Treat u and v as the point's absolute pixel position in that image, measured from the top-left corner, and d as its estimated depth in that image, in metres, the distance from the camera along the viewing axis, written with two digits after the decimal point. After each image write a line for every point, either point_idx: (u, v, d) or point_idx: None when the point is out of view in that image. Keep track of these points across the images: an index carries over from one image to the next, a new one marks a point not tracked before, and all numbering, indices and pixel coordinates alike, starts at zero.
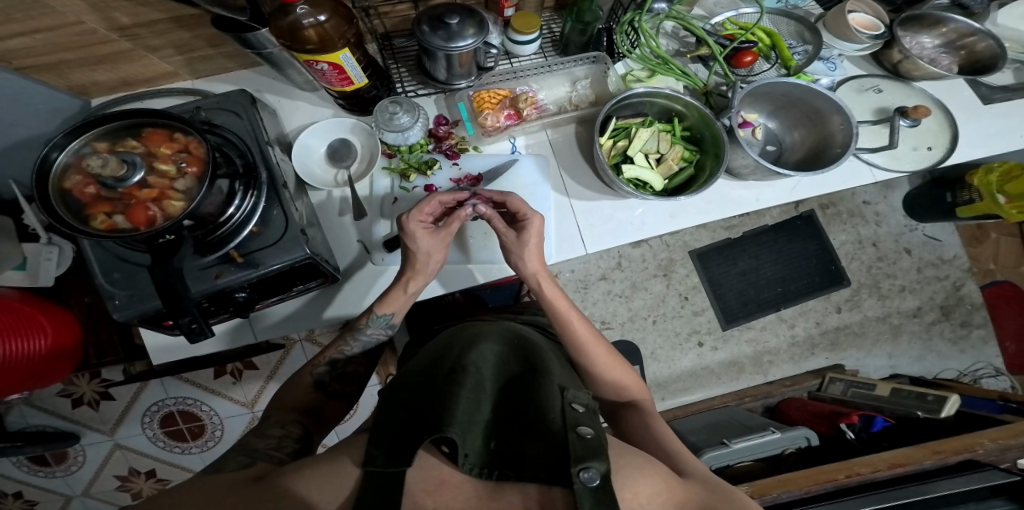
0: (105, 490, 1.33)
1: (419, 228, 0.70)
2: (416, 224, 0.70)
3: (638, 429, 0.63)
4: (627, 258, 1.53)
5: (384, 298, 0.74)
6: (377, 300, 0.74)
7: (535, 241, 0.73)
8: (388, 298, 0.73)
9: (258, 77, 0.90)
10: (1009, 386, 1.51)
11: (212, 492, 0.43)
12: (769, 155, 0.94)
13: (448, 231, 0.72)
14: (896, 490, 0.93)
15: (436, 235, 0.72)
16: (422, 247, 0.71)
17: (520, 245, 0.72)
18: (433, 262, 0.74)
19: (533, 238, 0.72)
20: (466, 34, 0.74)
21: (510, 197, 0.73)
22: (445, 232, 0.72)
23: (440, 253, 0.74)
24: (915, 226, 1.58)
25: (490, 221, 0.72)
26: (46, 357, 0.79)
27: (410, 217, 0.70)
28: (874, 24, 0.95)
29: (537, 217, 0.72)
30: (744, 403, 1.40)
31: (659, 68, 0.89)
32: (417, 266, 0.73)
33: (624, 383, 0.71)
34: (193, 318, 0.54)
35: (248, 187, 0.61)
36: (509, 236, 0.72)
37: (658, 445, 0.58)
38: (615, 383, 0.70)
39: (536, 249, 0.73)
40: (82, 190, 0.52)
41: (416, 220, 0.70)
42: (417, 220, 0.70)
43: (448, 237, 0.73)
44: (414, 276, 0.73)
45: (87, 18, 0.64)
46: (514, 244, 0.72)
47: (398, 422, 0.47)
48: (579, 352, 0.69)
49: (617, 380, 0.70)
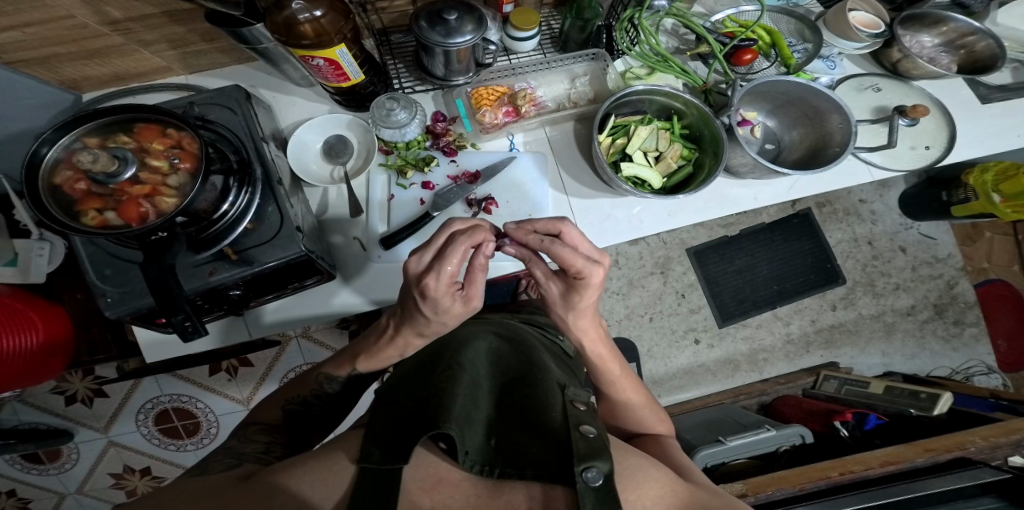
0: (100, 488, 1.28)
1: (445, 292, 0.54)
2: (442, 288, 0.54)
3: (647, 454, 0.64)
4: (624, 255, 1.53)
5: (368, 355, 0.67)
6: (361, 356, 0.68)
7: (588, 301, 0.62)
8: (378, 357, 0.66)
9: (254, 72, 0.88)
10: (1000, 384, 1.52)
11: (200, 493, 0.43)
12: (767, 153, 0.95)
13: (476, 301, 0.57)
14: (887, 488, 0.94)
15: (458, 303, 0.56)
16: (442, 314, 0.57)
17: (566, 298, 0.63)
18: (448, 326, 0.60)
19: (588, 294, 0.60)
20: (465, 29, 0.73)
21: (555, 248, 0.55)
22: (474, 301, 0.57)
23: (460, 321, 0.59)
24: (910, 225, 1.59)
25: (527, 264, 0.62)
26: (36, 354, 0.78)
27: (433, 280, 0.53)
28: (875, 22, 0.95)
29: (597, 268, 0.57)
30: (739, 401, 1.41)
31: (659, 65, 0.89)
32: (425, 330, 0.60)
33: (638, 408, 0.71)
34: (186, 315, 0.54)
35: (242, 184, 0.60)
36: (553, 288, 0.63)
37: (670, 462, 0.59)
38: (631, 408, 0.71)
39: (591, 304, 0.62)
40: (73, 186, 0.51)
41: (444, 283, 0.54)
42: (443, 282, 0.54)
43: (475, 306, 0.58)
44: (410, 340, 0.63)
45: (78, 11, 0.63)
46: (559, 299, 0.64)
47: (393, 420, 0.46)
48: (600, 372, 0.70)
49: (632, 403, 0.71)
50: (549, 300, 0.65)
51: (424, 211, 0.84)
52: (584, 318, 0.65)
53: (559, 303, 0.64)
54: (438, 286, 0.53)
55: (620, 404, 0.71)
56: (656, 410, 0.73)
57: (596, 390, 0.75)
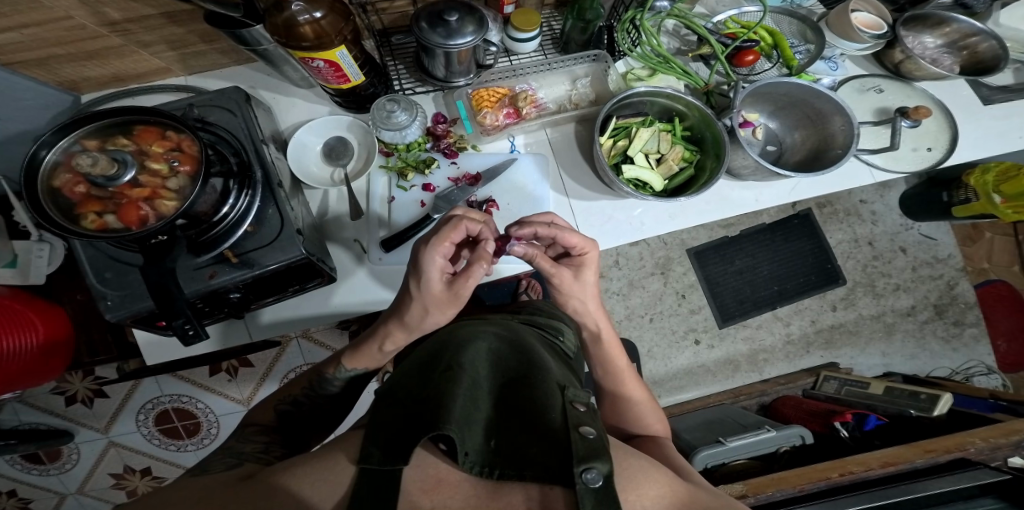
0: (101, 488, 1.28)
1: (437, 264, 0.57)
2: (435, 256, 0.56)
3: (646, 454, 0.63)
4: (625, 256, 1.53)
5: (355, 352, 0.67)
6: (349, 353, 0.68)
7: (593, 275, 0.66)
8: (365, 354, 0.66)
9: (253, 73, 0.88)
10: (1000, 384, 1.52)
11: (201, 492, 0.43)
12: (769, 155, 0.95)
13: (469, 283, 0.58)
14: (887, 488, 0.94)
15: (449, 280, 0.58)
16: (430, 292, 0.58)
17: (577, 281, 0.65)
18: (431, 317, 0.61)
19: (590, 272, 0.66)
20: (466, 31, 0.72)
21: (562, 233, 0.61)
22: (464, 284, 0.58)
23: (448, 307, 0.60)
24: (911, 226, 1.59)
25: (532, 260, 0.62)
26: (36, 354, 0.77)
27: (428, 247, 0.57)
28: (878, 23, 0.94)
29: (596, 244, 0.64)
30: (739, 401, 1.42)
31: (660, 66, 0.88)
32: (411, 318, 0.60)
33: (638, 405, 0.71)
34: (187, 319, 0.53)
35: (242, 186, 0.60)
36: (566, 274, 0.64)
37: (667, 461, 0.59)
38: (631, 404, 0.71)
39: (593, 285, 0.67)
40: (73, 188, 0.51)
41: (439, 253, 0.57)
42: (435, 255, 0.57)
43: (465, 289, 0.58)
44: (397, 334, 0.63)
45: (76, 13, 0.63)
46: (572, 285, 0.65)
47: (393, 421, 0.46)
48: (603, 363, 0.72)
49: (633, 399, 0.72)
50: (559, 288, 0.66)
51: (424, 212, 0.84)
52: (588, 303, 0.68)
53: (574, 288, 0.66)
54: (433, 255, 0.57)
55: (622, 399, 0.72)
56: (655, 409, 0.73)
57: (598, 386, 0.75)
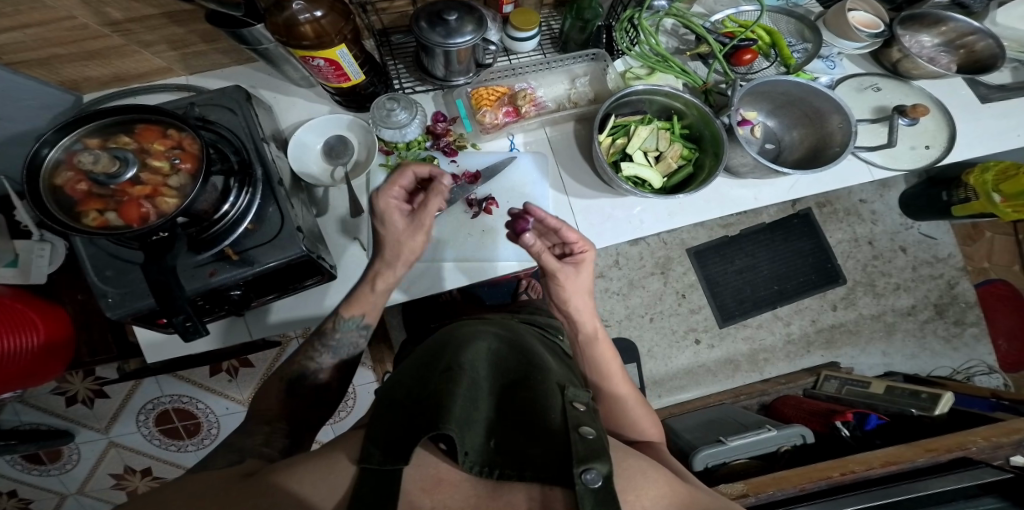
0: (102, 488, 1.28)
1: (391, 201, 0.66)
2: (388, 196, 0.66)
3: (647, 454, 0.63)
4: (625, 255, 1.53)
5: (352, 299, 0.70)
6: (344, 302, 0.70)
7: (588, 276, 0.69)
8: (358, 298, 0.70)
9: (253, 73, 0.89)
10: (1001, 384, 1.52)
11: (202, 489, 0.43)
12: (768, 153, 0.95)
13: (427, 213, 0.66)
14: (889, 488, 0.93)
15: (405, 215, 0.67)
16: (392, 227, 0.67)
17: (577, 280, 0.68)
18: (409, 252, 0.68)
19: (587, 271, 0.69)
20: (465, 30, 0.73)
21: (565, 227, 0.66)
22: (421, 214, 0.66)
23: (416, 237, 0.67)
24: (910, 225, 1.59)
25: (539, 255, 0.66)
26: (37, 353, 0.78)
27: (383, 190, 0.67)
28: (875, 22, 0.95)
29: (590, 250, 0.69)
30: (740, 401, 1.41)
31: (658, 65, 0.89)
32: (388, 255, 0.68)
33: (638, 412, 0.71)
34: (187, 316, 0.53)
35: (242, 184, 0.60)
36: (569, 273, 0.68)
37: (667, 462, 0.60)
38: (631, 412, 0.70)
39: (587, 284, 0.70)
40: (74, 186, 0.51)
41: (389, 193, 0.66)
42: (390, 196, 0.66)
43: (426, 219, 0.67)
44: (382, 272, 0.69)
45: (78, 12, 0.63)
46: (573, 283, 0.68)
47: (393, 421, 0.46)
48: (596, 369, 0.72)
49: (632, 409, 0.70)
50: (560, 286, 0.68)
51: None
52: (581, 304, 0.70)
53: (573, 288, 0.69)
54: (386, 194, 0.66)
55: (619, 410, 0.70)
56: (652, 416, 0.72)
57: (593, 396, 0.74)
